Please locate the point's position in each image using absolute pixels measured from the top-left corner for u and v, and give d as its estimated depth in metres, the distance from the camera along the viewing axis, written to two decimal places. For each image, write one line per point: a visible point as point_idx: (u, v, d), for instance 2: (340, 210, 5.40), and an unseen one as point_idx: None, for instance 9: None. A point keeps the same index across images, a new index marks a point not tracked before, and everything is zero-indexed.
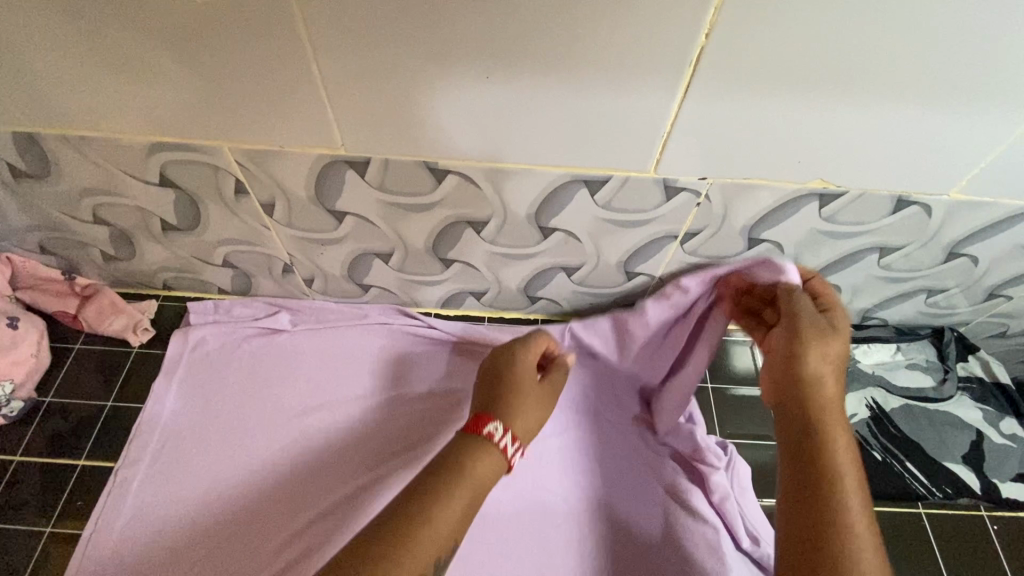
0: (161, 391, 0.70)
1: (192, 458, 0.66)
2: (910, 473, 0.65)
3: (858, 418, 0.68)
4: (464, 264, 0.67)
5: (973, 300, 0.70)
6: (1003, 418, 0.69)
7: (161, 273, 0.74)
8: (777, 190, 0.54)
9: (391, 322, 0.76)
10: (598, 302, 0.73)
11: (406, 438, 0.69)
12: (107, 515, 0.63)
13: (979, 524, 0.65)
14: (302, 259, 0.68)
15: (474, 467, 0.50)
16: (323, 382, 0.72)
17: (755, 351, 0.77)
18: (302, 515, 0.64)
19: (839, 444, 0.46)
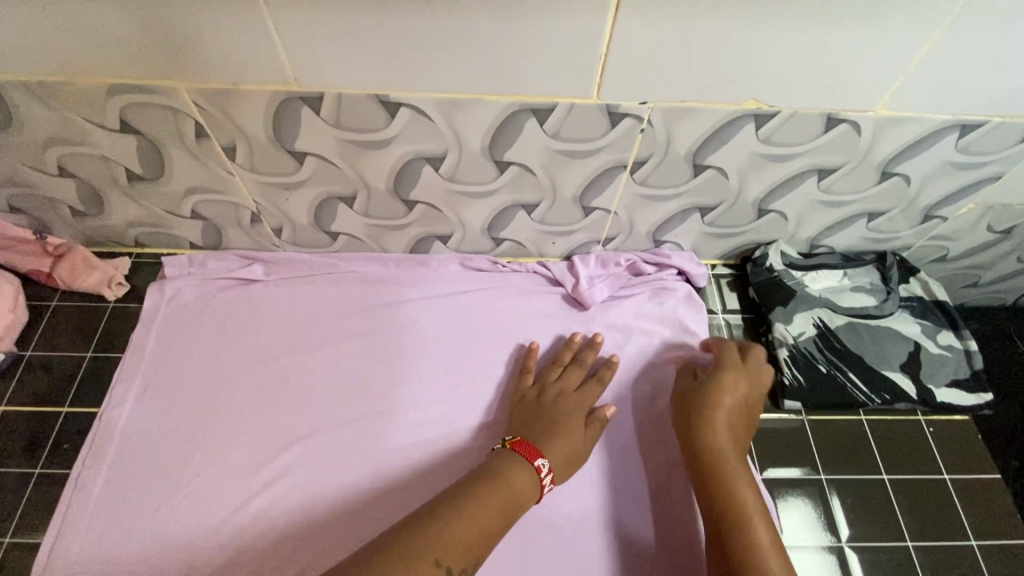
0: (141, 339, 0.72)
1: (173, 401, 0.69)
2: (852, 382, 0.70)
3: (806, 336, 0.72)
4: (427, 205, 0.69)
5: (912, 223, 0.74)
6: (940, 331, 0.74)
7: (132, 229, 0.75)
8: (715, 113, 0.57)
9: (363, 268, 0.78)
10: (561, 240, 0.77)
11: (381, 375, 0.72)
12: (95, 454, 0.66)
13: (914, 426, 0.70)
14: (269, 207, 0.70)
15: (512, 481, 0.56)
16: (297, 327, 0.75)
17: (714, 282, 0.81)
18: (281, 447, 0.67)
19: (748, 514, 0.55)
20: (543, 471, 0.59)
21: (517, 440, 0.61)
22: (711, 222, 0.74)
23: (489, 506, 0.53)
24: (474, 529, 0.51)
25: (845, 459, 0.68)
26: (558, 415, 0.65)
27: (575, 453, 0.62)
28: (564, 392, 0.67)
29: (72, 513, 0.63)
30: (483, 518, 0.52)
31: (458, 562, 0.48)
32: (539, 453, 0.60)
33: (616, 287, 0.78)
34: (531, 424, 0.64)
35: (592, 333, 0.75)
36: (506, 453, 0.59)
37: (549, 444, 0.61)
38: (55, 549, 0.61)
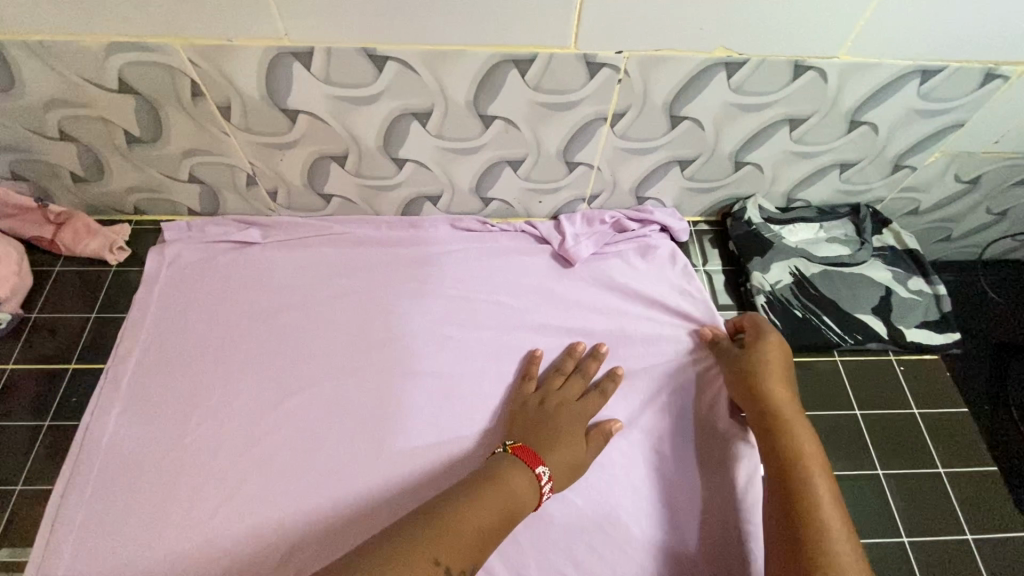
0: (143, 299, 0.75)
1: (174, 356, 0.71)
2: (826, 325, 0.73)
3: (782, 284, 0.75)
4: (416, 163, 0.72)
5: (883, 173, 0.77)
6: (911, 278, 0.77)
7: (131, 196, 0.78)
8: (687, 61, 0.59)
9: (355, 230, 0.81)
10: (547, 197, 0.80)
11: (376, 330, 0.74)
12: (101, 406, 0.68)
13: (887, 366, 0.73)
14: (264, 169, 0.73)
15: (512, 484, 0.56)
16: (293, 287, 0.77)
17: (696, 238, 0.84)
18: (280, 397, 0.69)
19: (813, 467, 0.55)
20: (543, 478, 0.58)
21: (517, 445, 0.61)
22: (690, 176, 0.76)
23: (488, 507, 0.53)
24: (473, 533, 0.50)
25: (821, 397, 0.71)
26: (557, 423, 0.64)
27: (576, 461, 0.62)
28: (565, 400, 0.66)
29: (80, 462, 0.64)
30: (482, 522, 0.51)
31: (457, 564, 0.47)
32: (539, 461, 0.59)
33: (601, 243, 0.80)
34: (530, 429, 0.63)
35: (579, 287, 0.78)
36: (506, 459, 0.59)
37: (550, 452, 0.61)
38: (65, 496, 0.62)
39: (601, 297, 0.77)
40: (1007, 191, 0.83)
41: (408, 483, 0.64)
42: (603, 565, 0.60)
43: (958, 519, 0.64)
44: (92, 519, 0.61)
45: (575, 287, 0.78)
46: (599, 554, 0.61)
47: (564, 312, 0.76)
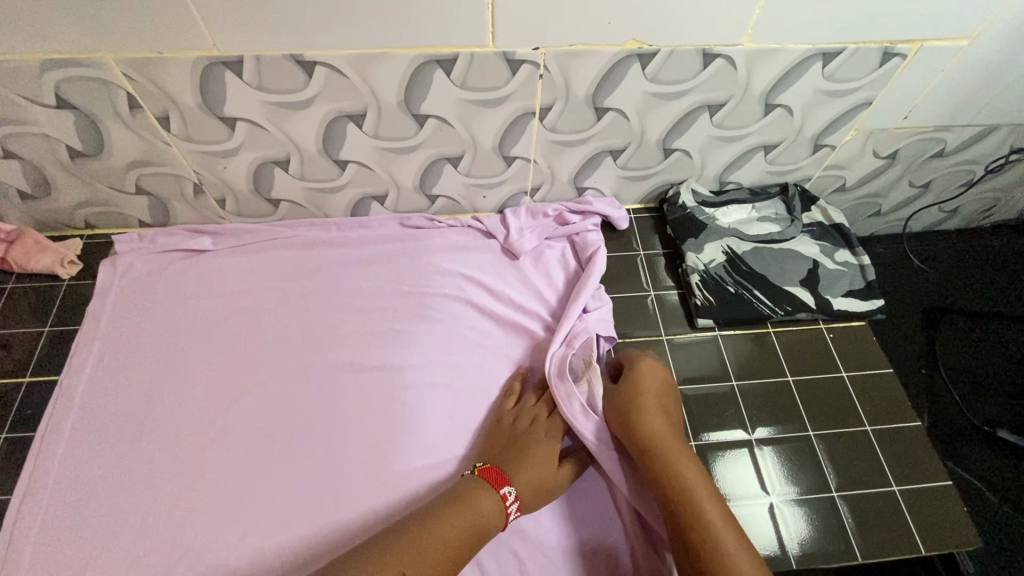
0: (97, 310, 0.76)
1: (129, 364, 0.73)
2: (758, 299, 0.77)
3: (716, 263, 0.79)
4: (358, 164, 0.75)
5: (805, 153, 0.82)
6: (838, 250, 0.82)
7: (80, 210, 0.79)
8: (602, 54, 0.63)
9: (305, 232, 0.83)
10: (490, 192, 0.82)
11: (327, 328, 0.76)
12: (57, 416, 0.69)
13: (817, 335, 0.78)
14: (210, 177, 0.75)
15: (476, 506, 0.58)
16: (245, 290, 0.78)
17: (637, 223, 0.87)
18: (233, 397, 0.71)
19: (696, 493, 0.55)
20: (509, 499, 0.59)
21: (486, 466, 0.62)
22: (623, 165, 0.80)
23: (457, 521, 0.56)
24: (441, 549, 0.54)
25: (755, 367, 0.75)
26: (530, 442, 0.64)
27: (545, 482, 0.62)
28: (539, 419, 0.66)
29: (37, 471, 0.66)
30: (450, 538, 0.55)
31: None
32: (506, 481, 0.60)
33: (545, 235, 0.83)
34: (502, 447, 0.64)
35: (523, 278, 0.80)
36: (473, 480, 0.61)
37: (518, 471, 0.61)
38: (23, 505, 0.64)
39: (545, 290, 0.79)
40: (925, 164, 0.88)
41: (360, 471, 0.66)
42: (548, 538, 0.63)
43: (885, 472, 0.68)
44: (50, 526, 0.63)
45: (520, 279, 0.80)
46: (545, 527, 0.64)
47: (509, 301, 0.78)
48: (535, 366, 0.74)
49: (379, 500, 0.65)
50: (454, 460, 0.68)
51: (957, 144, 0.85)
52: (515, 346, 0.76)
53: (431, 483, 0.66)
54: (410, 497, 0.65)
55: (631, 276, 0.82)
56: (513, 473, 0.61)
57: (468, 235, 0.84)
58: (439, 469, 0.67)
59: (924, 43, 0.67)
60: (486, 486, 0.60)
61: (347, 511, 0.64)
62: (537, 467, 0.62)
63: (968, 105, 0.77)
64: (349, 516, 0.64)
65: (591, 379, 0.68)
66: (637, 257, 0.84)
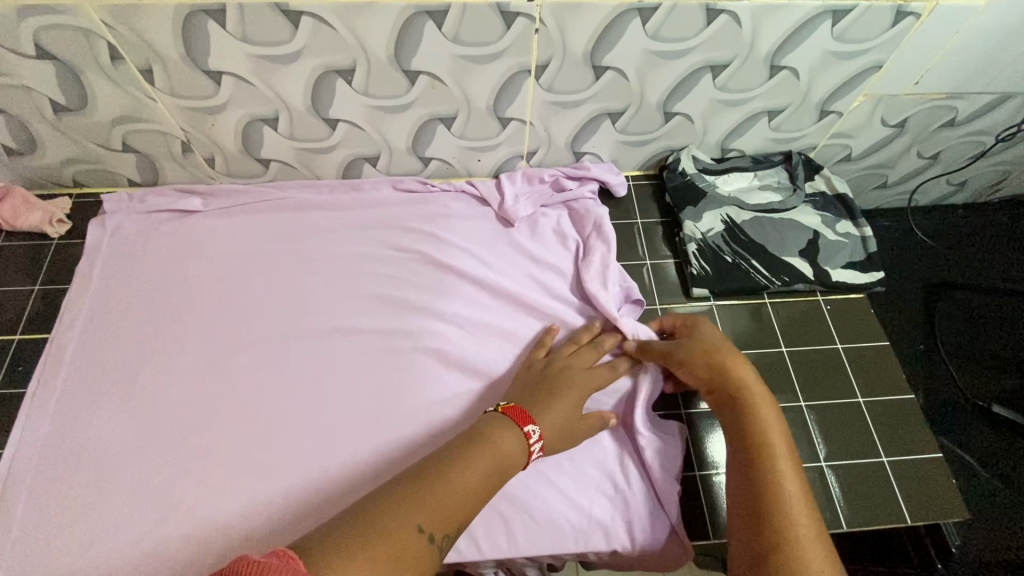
0: (86, 269, 0.75)
1: (121, 323, 0.72)
2: (755, 269, 0.75)
3: (714, 232, 0.77)
4: (348, 123, 0.73)
5: (811, 120, 0.79)
6: (839, 221, 0.80)
7: (68, 168, 0.78)
8: (601, 7, 0.61)
9: (294, 193, 0.81)
10: (485, 156, 0.80)
11: (317, 292, 0.75)
12: (49, 373, 0.69)
13: (814, 305, 0.76)
14: (197, 135, 0.73)
15: (500, 444, 0.56)
16: (236, 252, 0.77)
17: (635, 191, 0.85)
18: (225, 359, 0.71)
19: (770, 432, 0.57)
20: (533, 439, 0.58)
21: (510, 406, 0.61)
22: (623, 129, 0.78)
23: (477, 469, 0.53)
24: (458, 499, 0.51)
25: (749, 337, 0.74)
26: (561, 386, 0.63)
27: (568, 427, 0.61)
28: (573, 364, 0.66)
29: (30, 427, 0.66)
30: (467, 484, 0.52)
31: (440, 530, 0.48)
32: (530, 421, 0.59)
33: (542, 202, 0.81)
34: (528, 389, 0.64)
35: (519, 245, 0.79)
36: (499, 417, 0.59)
37: (545, 414, 0.60)
38: (16, 460, 0.64)
39: (541, 261, 0.78)
40: (934, 134, 0.85)
41: (348, 433, 0.66)
42: (537, 502, 0.63)
43: (875, 443, 0.67)
44: (44, 480, 0.63)
45: (513, 246, 0.79)
46: (534, 491, 0.64)
47: (502, 269, 0.77)
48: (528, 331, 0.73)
49: (367, 462, 0.65)
50: (445, 424, 0.67)
51: (968, 113, 0.82)
52: (508, 312, 0.75)
53: (420, 446, 0.66)
54: (400, 460, 0.65)
55: (629, 244, 0.81)
56: (538, 417, 0.60)
57: (462, 200, 0.82)
58: (429, 431, 0.67)
59: (939, 1, 0.64)
60: (512, 424, 0.58)
61: (337, 472, 0.64)
62: (559, 412, 0.61)
63: (982, 72, 0.74)
64: (337, 477, 0.64)
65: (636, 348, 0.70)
66: (636, 225, 0.82)
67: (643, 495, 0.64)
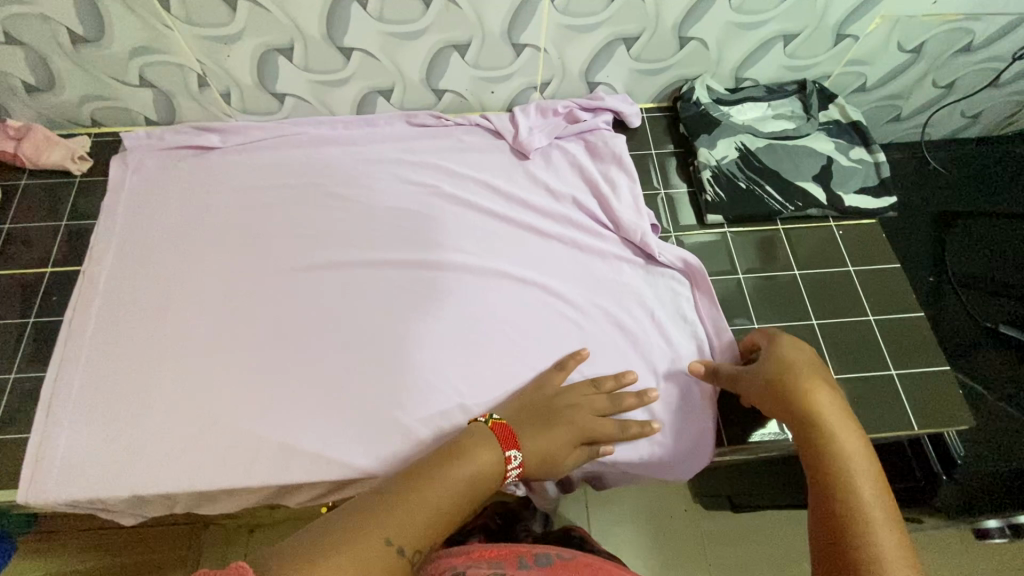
0: (112, 203, 0.76)
1: (148, 253, 0.74)
2: (769, 194, 0.76)
3: (728, 159, 0.78)
4: (363, 52, 0.73)
5: (826, 45, 0.79)
6: (853, 148, 0.80)
7: (86, 105, 0.79)
8: None
9: (310, 128, 0.82)
10: (498, 88, 0.81)
11: (338, 223, 0.77)
12: (82, 300, 0.71)
13: (826, 231, 0.77)
14: (213, 67, 0.74)
15: (480, 457, 0.56)
16: (256, 186, 0.79)
17: (649, 124, 0.85)
18: (251, 287, 0.72)
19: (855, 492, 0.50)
20: (512, 463, 0.57)
21: (501, 423, 0.60)
22: (637, 56, 0.78)
23: (452, 484, 0.54)
24: (429, 516, 0.51)
25: (762, 261, 0.76)
26: (557, 416, 0.61)
27: (552, 458, 0.60)
28: (580, 405, 0.62)
29: (69, 349, 0.68)
30: (442, 502, 0.53)
31: (410, 543, 0.49)
32: (514, 445, 0.58)
33: (558, 132, 0.81)
34: (528, 408, 0.62)
35: (534, 176, 0.79)
36: (483, 431, 0.59)
37: (529, 440, 0.59)
38: (56, 381, 0.66)
39: (558, 193, 0.78)
40: (950, 61, 0.85)
41: (374, 353, 0.68)
42: None
43: (885, 357, 0.69)
44: (84, 399, 0.65)
45: (529, 177, 0.80)
46: None
47: (520, 201, 0.78)
48: (545, 257, 0.75)
49: (394, 380, 0.67)
50: (465, 345, 0.69)
51: (985, 37, 0.81)
52: (524, 240, 0.76)
53: (443, 366, 0.68)
54: (425, 375, 0.67)
55: (644, 174, 0.81)
56: (524, 441, 0.59)
57: (477, 134, 0.83)
58: (451, 352, 0.69)
59: None
60: (498, 441, 0.58)
61: (364, 390, 0.66)
62: (549, 442, 0.60)
63: None
64: (366, 393, 0.66)
65: (637, 284, 0.73)
66: (652, 156, 0.83)
67: (672, 396, 0.67)
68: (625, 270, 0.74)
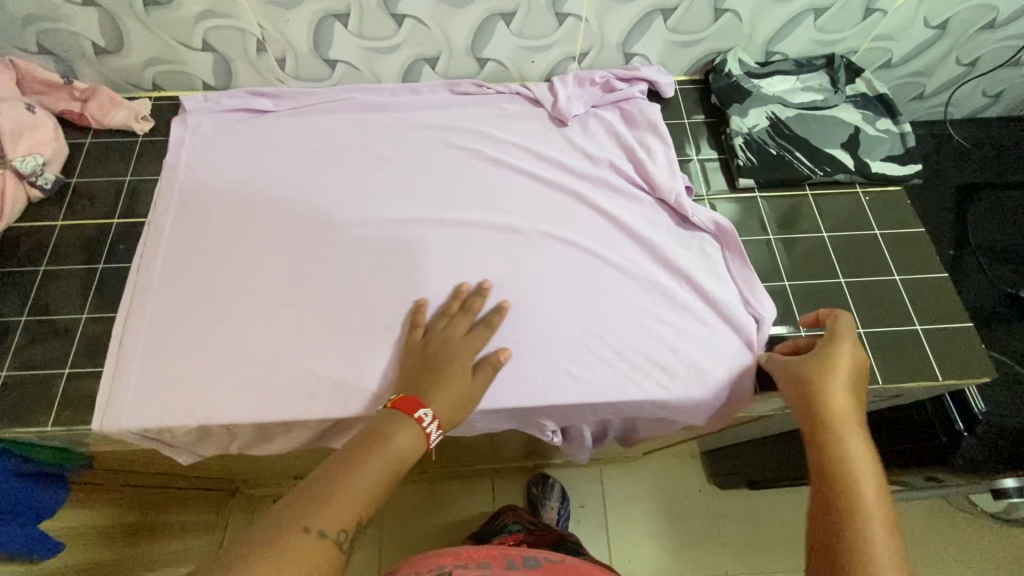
0: (173, 160, 0.81)
1: (209, 206, 0.78)
2: (799, 160, 0.80)
3: (760, 128, 0.81)
4: (414, 20, 0.78)
5: (855, 19, 0.82)
6: (880, 119, 0.83)
7: (149, 68, 0.83)
8: None
9: (357, 94, 0.86)
10: (539, 57, 0.85)
11: (385, 183, 0.81)
12: (149, 248, 0.75)
13: (854, 196, 0.81)
14: (273, 32, 0.78)
15: (395, 438, 0.58)
16: (308, 147, 0.83)
17: (682, 96, 0.89)
18: (306, 239, 0.76)
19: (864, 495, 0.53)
20: (426, 420, 0.60)
21: (402, 397, 0.62)
22: (674, 28, 0.82)
23: (371, 466, 0.55)
24: (350, 502, 0.53)
25: (792, 224, 0.79)
26: (445, 371, 0.64)
27: (462, 400, 0.63)
28: (451, 339, 0.67)
29: (138, 293, 0.72)
30: (360, 486, 0.54)
31: (337, 526, 0.51)
32: (420, 405, 0.61)
33: (595, 101, 0.85)
34: (413, 372, 0.65)
35: (572, 142, 0.83)
36: (389, 415, 0.60)
37: (432, 395, 0.62)
38: (127, 322, 0.70)
39: (596, 158, 0.82)
40: (974, 38, 0.88)
41: (423, 300, 0.72)
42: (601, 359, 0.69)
43: (910, 313, 0.73)
44: (152, 338, 0.69)
45: (568, 143, 0.83)
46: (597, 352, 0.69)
47: (559, 164, 0.82)
48: (583, 216, 0.78)
49: None
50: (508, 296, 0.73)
51: (1009, 14, 0.85)
52: (563, 200, 0.80)
53: (489, 314, 0.72)
54: (473, 322, 0.71)
55: (679, 142, 0.85)
56: (432, 398, 0.62)
57: (517, 102, 0.87)
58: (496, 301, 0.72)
59: None
60: (399, 411, 0.60)
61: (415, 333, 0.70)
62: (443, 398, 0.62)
63: None
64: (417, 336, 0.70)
65: (674, 242, 0.76)
66: (685, 125, 0.86)
67: (707, 344, 0.70)
68: (662, 229, 0.78)
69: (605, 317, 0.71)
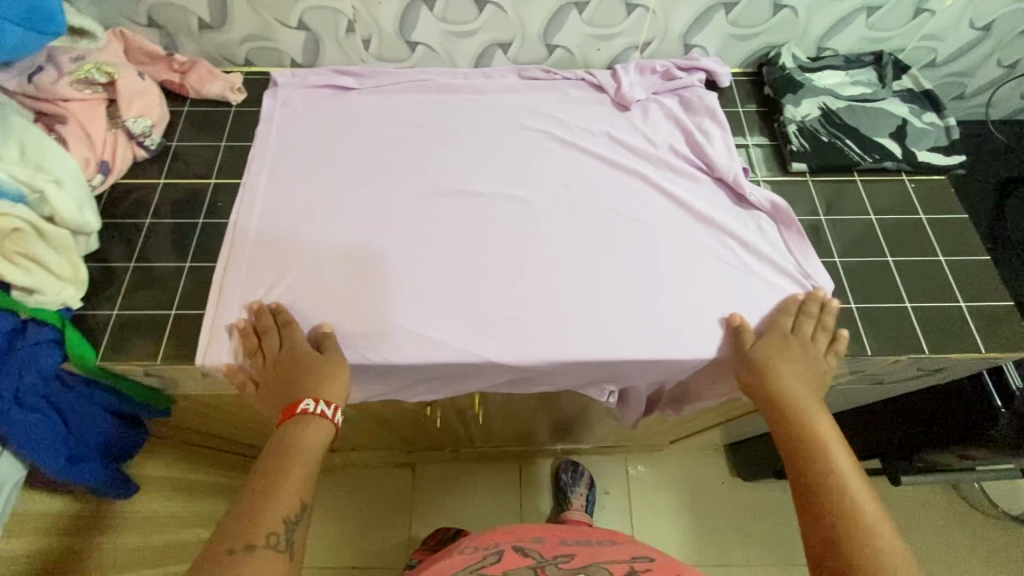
0: (265, 129, 0.88)
1: (299, 170, 0.85)
2: (849, 147, 0.85)
3: (812, 117, 0.87)
4: (495, 7, 0.85)
5: (904, 19, 0.88)
6: (925, 113, 0.88)
7: (245, 44, 0.90)
8: None
9: (432, 74, 0.93)
10: (604, 45, 0.91)
11: (459, 156, 0.87)
12: (245, 207, 0.82)
13: (900, 183, 0.86)
14: (364, 13, 0.85)
15: (301, 439, 0.67)
16: (387, 121, 0.89)
17: (735, 87, 0.94)
18: (388, 203, 0.82)
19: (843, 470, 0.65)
20: (318, 414, 0.69)
21: (289, 405, 0.70)
22: (734, 21, 0.88)
23: (290, 470, 0.65)
24: (287, 501, 0.63)
25: (842, 207, 0.84)
26: (304, 369, 0.70)
27: (337, 399, 0.70)
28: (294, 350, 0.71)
29: (236, 246, 0.79)
30: (293, 485, 0.64)
31: (275, 524, 0.61)
32: (300, 401, 0.69)
33: (656, 88, 0.91)
34: (285, 375, 0.71)
35: (633, 125, 0.89)
36: (289, 425, 0.69)
37: (320, 392, 0.69)
38: (228, 272, 0.77)
39: (655, 140, 0.87)
40: (1014, 41, 0.93)
41: (498, 261, 0.78)
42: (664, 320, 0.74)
43: (953, 292, 0.78)
44: (251, 286, 0.76)
45: (629, 126, 0.89)
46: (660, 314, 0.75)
47: (622, 145, 0.87)
48: (644, 192, 0.84)
49: (516, 285, 0.76)
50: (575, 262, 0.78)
51: None
52: (625, 176, 0.85)
53: (558, 277, 0.77)
54: (544, 282, 0.77)
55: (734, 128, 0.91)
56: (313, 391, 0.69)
57: (581, 87, 0.92)
58: (564, 266, 0.78)
59: None
60: (292, 415, 0.69)
61: (492, 290, 0.76)
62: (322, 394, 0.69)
63: None
64: (493, 292, 0.76)
65: (732, 217, 0.82)
66: (740, 113, 0.92)
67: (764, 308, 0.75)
68: (720, 206, 0.83)
69: (668, 282, 0.77)
